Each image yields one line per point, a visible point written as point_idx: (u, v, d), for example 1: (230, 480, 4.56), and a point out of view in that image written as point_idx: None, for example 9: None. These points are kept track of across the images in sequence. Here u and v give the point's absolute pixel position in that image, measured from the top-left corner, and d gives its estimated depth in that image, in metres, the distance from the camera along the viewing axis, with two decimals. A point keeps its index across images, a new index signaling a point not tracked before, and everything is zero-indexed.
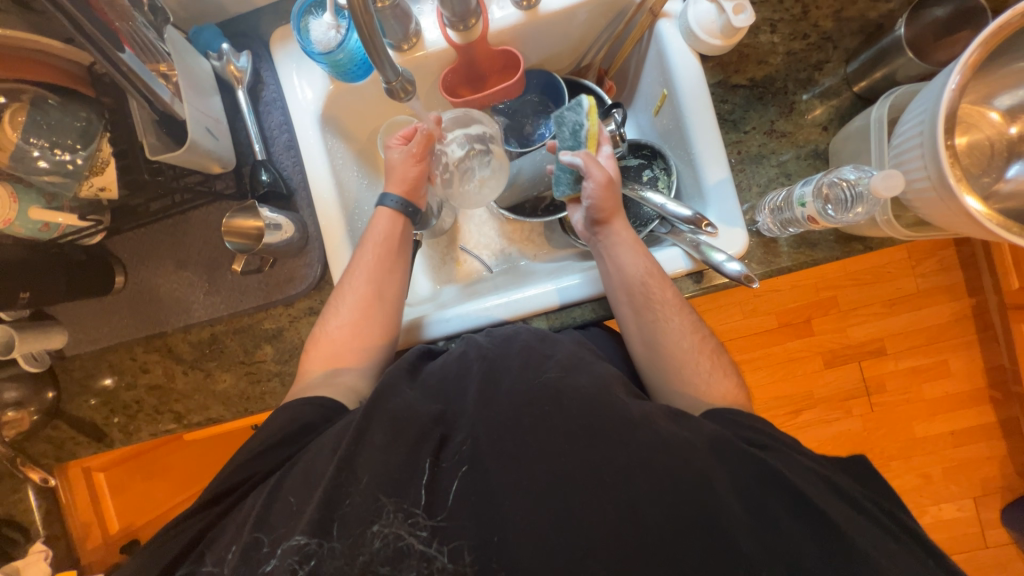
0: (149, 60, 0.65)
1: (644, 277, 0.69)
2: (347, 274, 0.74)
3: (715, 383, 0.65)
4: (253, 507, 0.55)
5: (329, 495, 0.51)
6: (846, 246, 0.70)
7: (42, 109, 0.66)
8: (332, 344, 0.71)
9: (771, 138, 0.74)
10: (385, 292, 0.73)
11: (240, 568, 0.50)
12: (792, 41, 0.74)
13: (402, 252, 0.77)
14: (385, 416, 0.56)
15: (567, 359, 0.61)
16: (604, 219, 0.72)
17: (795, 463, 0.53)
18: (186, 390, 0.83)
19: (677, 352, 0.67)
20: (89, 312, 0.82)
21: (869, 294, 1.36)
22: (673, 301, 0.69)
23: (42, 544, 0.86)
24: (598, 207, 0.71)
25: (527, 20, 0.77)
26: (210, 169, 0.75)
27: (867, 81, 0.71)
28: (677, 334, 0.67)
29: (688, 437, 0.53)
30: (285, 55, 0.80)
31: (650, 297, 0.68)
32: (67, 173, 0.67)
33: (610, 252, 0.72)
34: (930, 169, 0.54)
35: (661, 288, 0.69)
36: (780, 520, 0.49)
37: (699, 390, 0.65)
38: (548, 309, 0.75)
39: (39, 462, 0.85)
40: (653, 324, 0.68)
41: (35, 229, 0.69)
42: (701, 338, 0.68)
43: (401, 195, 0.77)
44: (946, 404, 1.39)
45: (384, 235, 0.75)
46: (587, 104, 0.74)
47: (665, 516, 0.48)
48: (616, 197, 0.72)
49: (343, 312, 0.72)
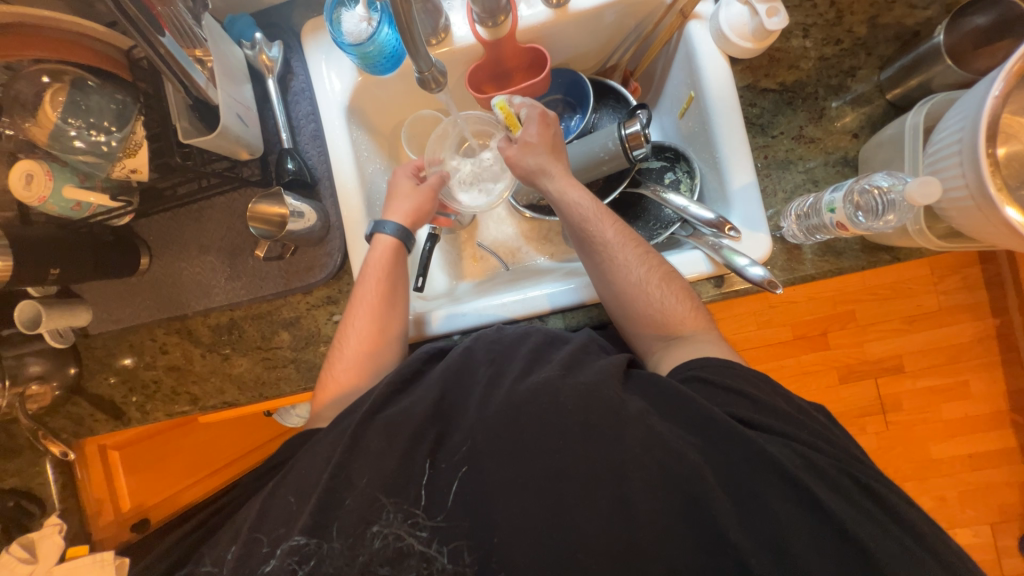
0: (186, 45, 0.66)
1: (584, 222, 0.72)
2: (349, 315, 0.74)
3: (669, 309, 0.66)
4: (247, 517, 0.56)
5: (324, 499, 0.52)
6: (873, 255, 0.69)
7: (82, 90, 0.68)
8: (337, 387, 0.69)
9: (799, 144, 0.73)
10: (388, 327, 0.73)
11: (238, 569, 0.51)
12: (824, 46, 0.73)
13: (400, 283, 0.76)
14: (380, 425, 0.56)
15: (566, 358, 0.59)
16: (532, 176, 0.76)
17: (788, 443, 0.51)
18: (203, 372, 0.85)
19: (629, 286, 0.67)
20: (113, 292, 0.84)
21: (890, 309, 1.33)
22: (615, 240, 0.70)
23: (55, 517, 0.87)
24: (523, 168, 0.76)
25: (556, 19, 0.77)
26: (237, 155, 0.75)
27: (901, 89, 0.70)
28: (626, 268, 0.68)
29: (683, 433, 0.52)
30: (315, 45, 0.81)
31: (592, 238, 0.71)
32: (101, 154, 0.69)
33: (555, 206, 0.75)
34: (970, 179, 0.53)
35: (602, 224, 0.71)
36: (812, 528, 0.46)
37: (658, 322, 0.66)
38: (539, 313, 0.75)
39: (59, 436, 0.87)
40: (601, 265, 0.70)
41: (68, 208, 0.71)
42: (649, 267, 0.68)
43: (401, 224, 0.77)
44: (966, 426, 1.36)
45: (380, 273, 0.75)
46: (503, 113, 0.75)
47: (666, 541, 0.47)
48: (538, 153, 0.76)
49: (347, 354, 0.72)
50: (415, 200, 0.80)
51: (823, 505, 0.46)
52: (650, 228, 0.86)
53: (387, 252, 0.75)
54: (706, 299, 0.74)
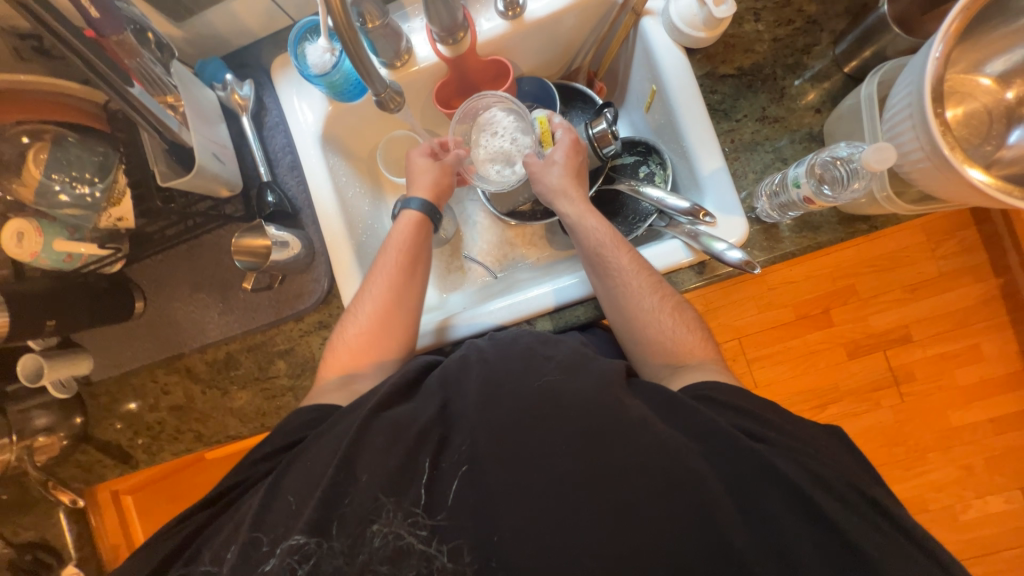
0: (157, 92, 0.68)
1: (599, 245, 0.72)
2: (367, 283, 0.75)
3: (679, 338, 0.65)
4: (250, 508, 0.54)
5: (328, 495, 0.51)
6: (849, 226, 0.69)
7: (63, 146, 0.71)
8: (350, 353, 0.70)
9: (764, 125, 0.73)
10: (404, 298, 0.74)
11: (238, 568, 0.50)
12: (777, 27, 0.74)
13: (422, 261, 0.77)
14: (383, 423, 0.56)
15: (569, 359, 0.59)
16: (551, 195, 0.77)
17: (777, 444, 0.51)
18: (206, 409, 0.86)
19: (639, 313, 0.67)
20: (112, 337, 0.86)
21: (892, 279, 1.29)
22: (630, 265, 0.69)
23: (74, 566, 0.89)
24: (542, 186, 0.78)
25: (514, 29, 0.79)
26: (217, 193, 0.78)
27: (857, 60, 0.71)
28: (638, 296, 0.67)
29: (679, 435, 0.52)
30: (285, 80, 0.84)
31: (606, 261, 0.70)
32: (86, 205, 0.72)
33: (571, 227, 0.75)
34: (923, 140, 0.54)
35: (618, 251, 0.70)
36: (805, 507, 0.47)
37: (667, 350, 0.65)
38: (545, 310, 0.76)
39: (68, 485, 0.88)
40: (614, 287, 0.69)
41: (59, 260, 0.72)
42: (661, 296, 0.68)
43: (426, 199, 0.79)
44: (981, 391, 1.33)
45: (405, 244, 0.76)
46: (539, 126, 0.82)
47: (665, 521, 0.48)
48: (558, 174, 0.77)
49: (360, 318, 0.72)
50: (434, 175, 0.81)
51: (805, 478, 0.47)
52: (629, 222, 0.87)
53: (410, 229, 0.77)
54: (690, 286, 0.74)
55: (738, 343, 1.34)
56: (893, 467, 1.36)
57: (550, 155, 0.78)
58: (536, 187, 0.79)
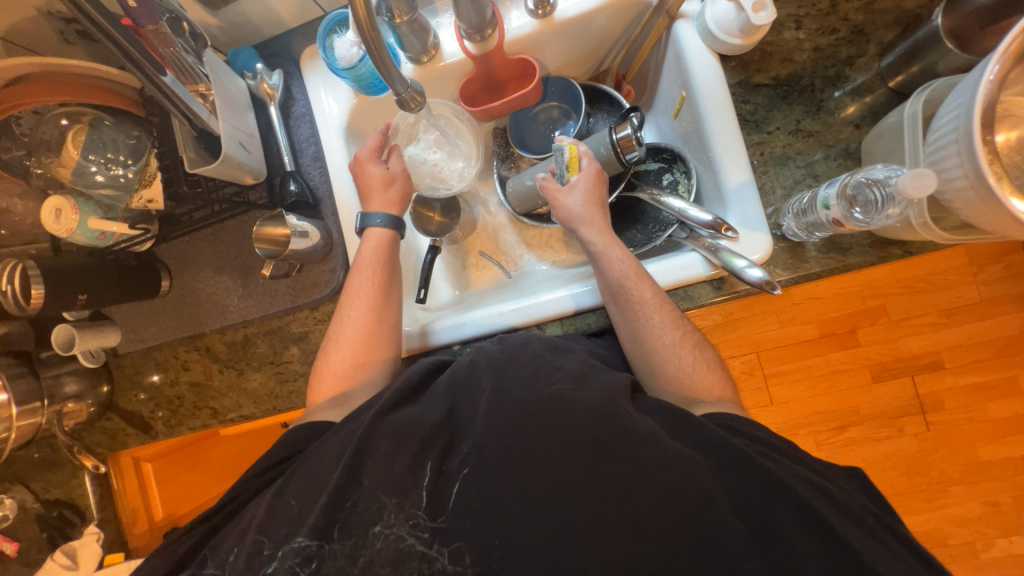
0: (188, 81, 0.70)
1: (621, 277, 0.68)
2: (345, 306, 0.75)
3: (700, 374, 0.64)
4: (254, 515, 0.55)
5: (332, 500, 0.52)
6: (882, 250, 0.66)
7: (99, 129, 0.74)
8: (335, 376, 0.71)
9: (797, 138, 0.70)
10: (385, 317, 0.75)
11: (243, 569, 0.51)
12: (819, 36, 0.71)
13: (395, 275, 0.78)
14: (389, 426, 0.57)
15: (577, 369, 0.59)
16: (575, 222, 0.75)
17: (786, 474, 0.50)
18: (222, 388, 0.89)
19: (660, 349, 0.66)
20: (138, 312, 0.89)
21: (924, 302, 1.23)
22: (652, 298, 0.67)
23: (95, 526, 0.94)
24: (561, 211, 0.76)
25: (543, 28, 0.78)
26: (243, 180, 0.80)
27: (904, 75, 0.67)
28: (659, 331, 0.66)
29: (684, 452, 0.51)
30: (314, 71, 0.85)
31: (629, 294, 0.68)
32: (120, 186, 0.74)
33: (593, 256, 0.72)
34: (967, 167, 0.50)
35: (641, 284, 0.68)
36: (812, 530, 0.46)
37: (684, 384, 0.64)
38: (563, 314, 0.76)
39: (94, 450, 0.93)
40: (635, 322, 0.67)
41: (93, 237, 0.76)
42: (682, 332, 0.66)
43: (390, 212, 0.78)
44: (1016, 426, 1.26)
45: (378, 260, 0.76)
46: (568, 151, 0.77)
47: (667, 548, 0.46)
48: (577, 202, 0.75)
49: (344, 344, 0.73)
50: (393, 183, 0.79)
51: (812, 509, 0.46)
52: (649, 231, 0.85)
53: (381, 244, 0.77)
54: (706, 302, 0.73)
55: (757, 358, 1.30)
56: (912, 497, 1.30)
57: (573, 182, 0.77)
58: (554, 211, 0.77)
